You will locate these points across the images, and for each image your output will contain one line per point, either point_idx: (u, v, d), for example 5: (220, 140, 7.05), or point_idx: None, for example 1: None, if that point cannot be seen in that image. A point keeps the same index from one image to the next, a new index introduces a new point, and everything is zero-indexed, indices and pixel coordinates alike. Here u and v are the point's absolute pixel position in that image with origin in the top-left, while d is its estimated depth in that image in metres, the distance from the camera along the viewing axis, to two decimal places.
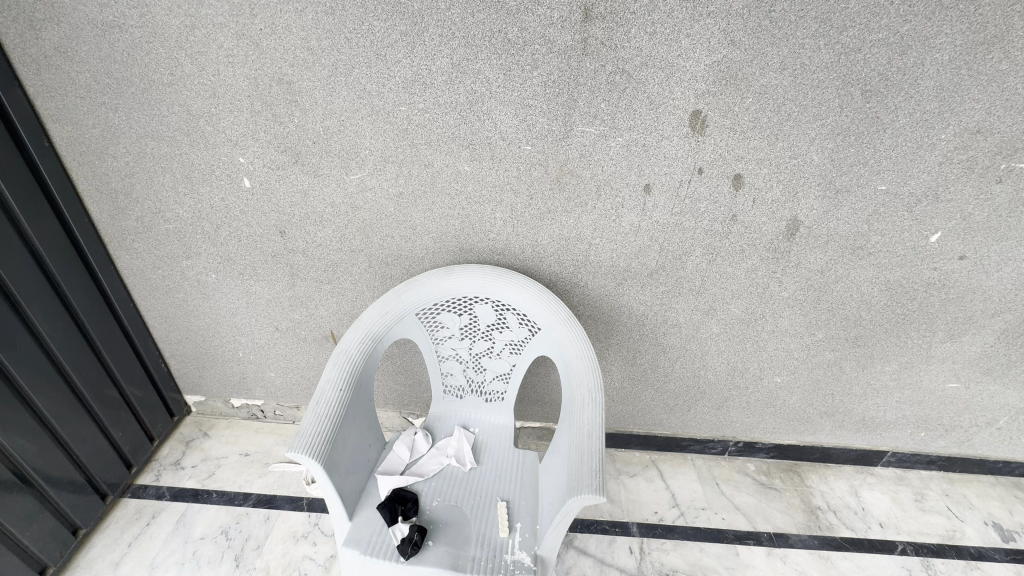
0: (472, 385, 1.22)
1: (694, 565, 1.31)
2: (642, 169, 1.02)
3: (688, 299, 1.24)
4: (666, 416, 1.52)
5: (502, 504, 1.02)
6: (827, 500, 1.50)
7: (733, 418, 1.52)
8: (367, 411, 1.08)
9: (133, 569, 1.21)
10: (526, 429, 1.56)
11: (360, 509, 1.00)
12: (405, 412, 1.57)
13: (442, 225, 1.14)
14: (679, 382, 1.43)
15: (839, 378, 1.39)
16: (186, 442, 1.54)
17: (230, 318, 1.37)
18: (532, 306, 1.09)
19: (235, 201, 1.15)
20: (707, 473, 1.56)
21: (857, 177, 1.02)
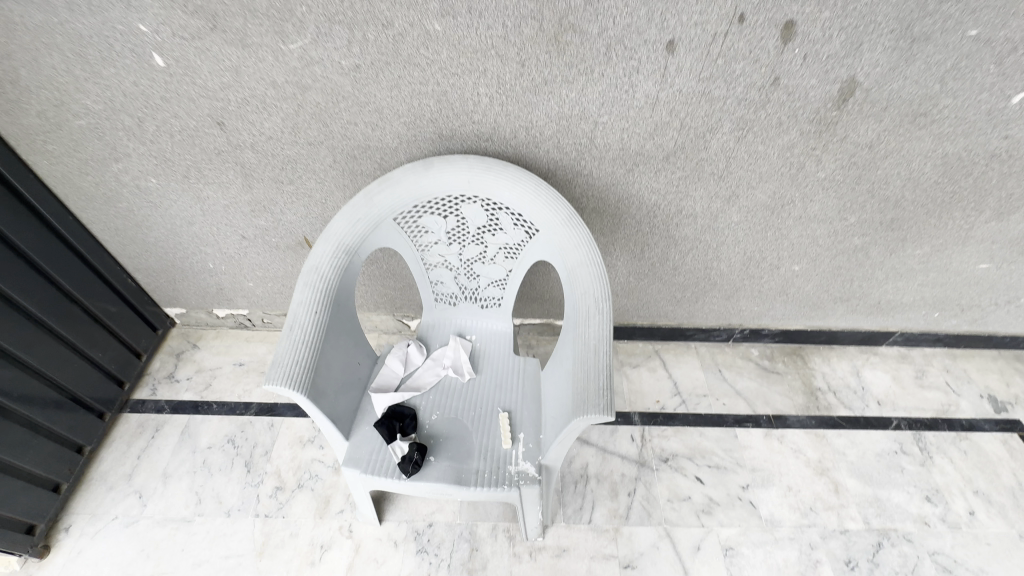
0: (466, 292, 1.12)
1: (693, 449, 1.34)
2: (665, 20, 0.79)
3: (708, 184, 1.07)
4: (672, 307, 1.45)
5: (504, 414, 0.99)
6: (828, 382, 1.50)
7: (742, 306, 1.44)
8: (352, 329, 0.98)
9: (147, 480, 1.25)
10: (525, 325, 1.50)
11: (357, 427, 0.96)
12: (398, 314, 1.49)
13: (414, 105, 0.92)
14: (688, 275, 1.33)
15: (862, 263, 1.28)
16: (176, 355, 1.49)
17: (188, 228, 1.22)
18: (529, 204, 0.93)
19: (151, 86, 0.91)
20: (710, 360, 1.54)
21: (944, 19, 0.79)
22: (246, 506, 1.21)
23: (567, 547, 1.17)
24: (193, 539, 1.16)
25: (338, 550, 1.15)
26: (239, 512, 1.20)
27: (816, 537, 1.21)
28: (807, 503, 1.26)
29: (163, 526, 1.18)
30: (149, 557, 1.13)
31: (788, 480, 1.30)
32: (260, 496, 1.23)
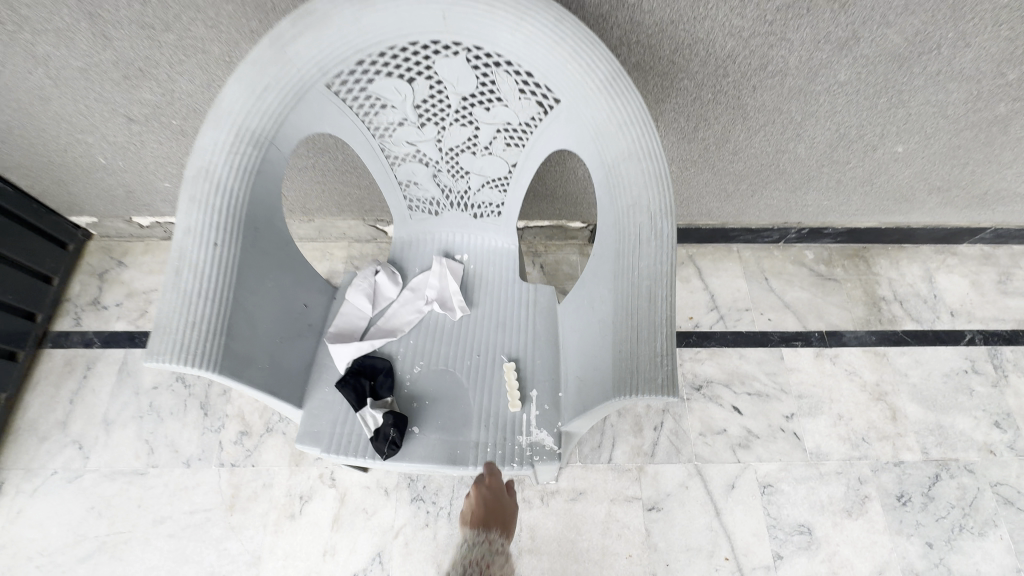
0: (451, 197, 0.79)
1: (731, 374, 1.14)
2: None
3: (819, 19, 0.69)
4: (719, 203, 1.13)
5: (510, 365, 0.74)
6: (894, 289, 1.25)
7: (808, 200, 1.13)
8: (289, 260, 0.68)
9: (86, 428, 1.05)
10: (531, 229, 1.19)
11: (312, 390, 0.71)
12: (369, 219, 1.17)
13: None
14: (751, 161, 0.99)
15: (992, 141, 0.94)
16: (99, 275, 1.21)
17: (45, 106, 0.84)
18: (544, 56, 0.58)
19: None
20: (755, 266, 1.27)
21: None
22: (208, 454, 1.03)
23: (584, 490, 1.02)
24: (150, 494, 1.00)
25: (320, 501, 1.00)
26: (201, 462, 1.02)
27: (867, 471, 1.06)
28: (859, 433, 1.09)
29: (112, 481, 1.01)
30: (102, 516, 0.98)
31: (840, 407, 1.12)
32: (224, 443, 1.04)
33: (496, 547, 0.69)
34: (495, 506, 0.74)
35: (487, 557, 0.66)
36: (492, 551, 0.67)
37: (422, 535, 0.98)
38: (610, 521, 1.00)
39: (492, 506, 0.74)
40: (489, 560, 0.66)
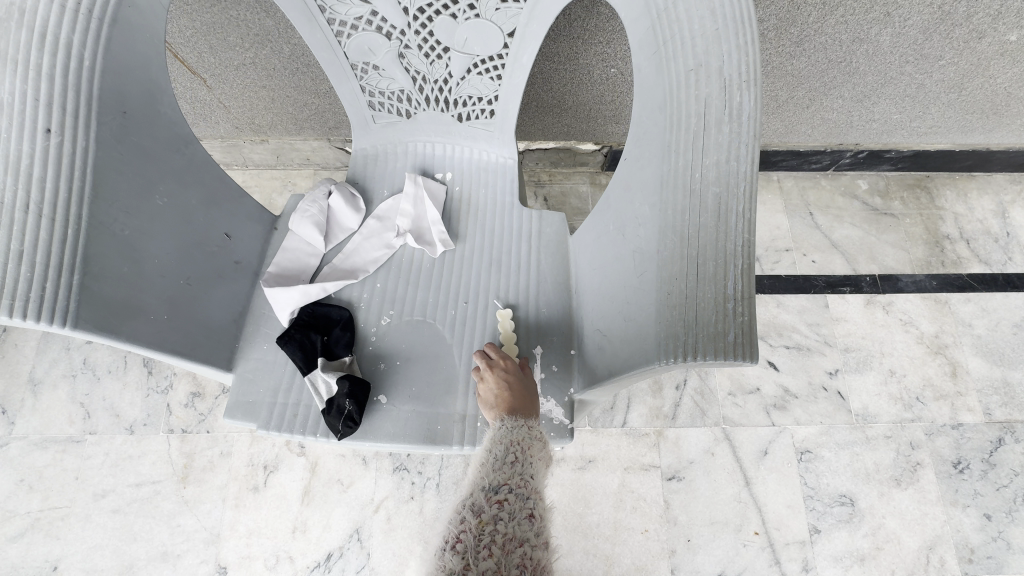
0: (424, 88, 0.58)
1: (767, 325, 0.97)
2: None
3: None
4: (764, 118, 0.92)
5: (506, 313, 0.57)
6: (960, 226, 1.06)
7: (875, 113, 0.91)
8: (195, 170, 0.49)
9: (9, 390, 0.89)
10: (533, 153, 0.98)
11: (245, 349, 0.54)
12: (336, 139, 0.96)
13: None
14: (816, 55, 0.77)
15: None
16: None
17: None
18: None
19: None
20: (798, 199, 1.07)
21: None
22: (155, 419, 0.88)
23: (594, 458, 0.88)
24: (89, 465, 0.86)
25: (288, 471, 0.86)
26: (146, 428, 0.88)
27: (920, 435, 0.92)
28: (913, 392, 0.94)
29: (43, 450, 0.86)
30: (34, 489, 0.84)
31: (892, 362, 0.96)
32: (172, 406, 0.89)
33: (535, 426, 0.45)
34: (525, 387, 0.49)
35: (529, 437, 0.43)
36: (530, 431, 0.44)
37: (406, 509, 0.84)
38: (624, 492, 0.87)
39: (521, 386, 0.48)
40: (531, 441, 0.43)
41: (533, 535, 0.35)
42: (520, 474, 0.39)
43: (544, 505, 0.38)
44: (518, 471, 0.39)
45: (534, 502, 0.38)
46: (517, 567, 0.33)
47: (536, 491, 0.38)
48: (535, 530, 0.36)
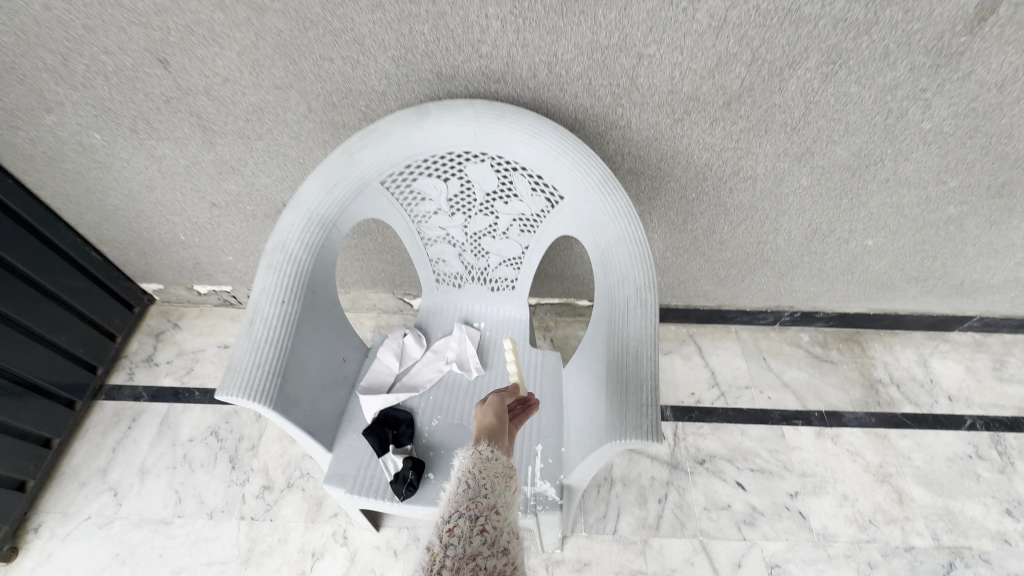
0: (473, 272, 0.93)
1: (733, 450, 1.18)
2: None
3: (777, 139, 0.85)
4: (713, 286, 1.26)
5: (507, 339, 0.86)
6: (890, 373, 1.31)
7: (795, 286, 1.24)
8: (334, 320, 0.81)
9: (122, 476, 1.12)
10: (542, 306, 1.32)
11: (342, 436, 0.80)
12: (398, 292, 1.31)
13: (402, 34, 0.71)
14: (737, 250, 1.12)
15: (952, 238, 1.06)
16: (155, 335, 1.35)
17: (150, 194, 1.04)
18: (550, 164, 0.74)
19: (67, 9, 0.71)
20: (752, 346, 1.35)
21: None
22: (231, 507, 1.09)
23: (589, 561, 1.03)
24: (171, 543, 1.04)
25: (331, 559, 1.03)
26: (223, 515, 1.08)
27: (877, 555, 1.05)
28: (865, 515, 1.10)
29: (138, 529, 1.06)
30: (124, 563, 1.02)
31: (845, 488, 1.13)
32: (246, 496, 1.10)
33: (487, 450, 0.58)
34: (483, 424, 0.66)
35: (478, 464, 0.56)
36: (483, 457, 0.57)
37: None
38: None
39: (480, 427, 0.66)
40: (481, 466, 0.56)
41: (480, 547, 0.47)
42: (469, 501, 0.52)
43: (494, 518, 0.51)
44: (468, 499, 0.52)
45: (483, 520, 0.50)
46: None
47: (484, 511, 0.51)
48: (484, 542, 0.48)
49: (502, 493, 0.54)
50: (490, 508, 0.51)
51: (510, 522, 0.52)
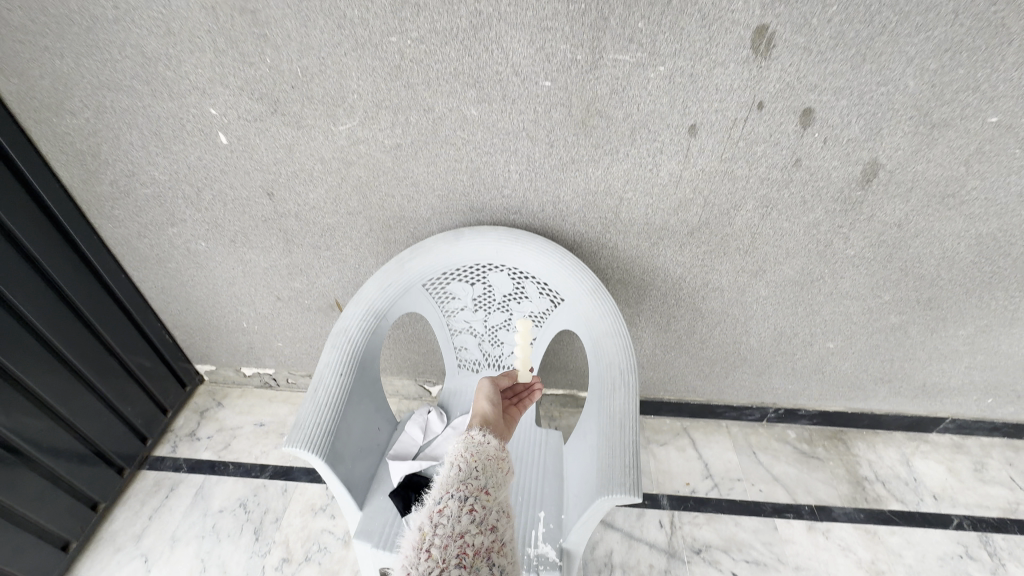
0: (489, 358, 1.12)
1: (728, 540, 1.24)
2: (688, 106, 0.84)
3: (734, 259, 1.07)
4: (701, 382, 1.41)
5: (527, 324, 0.88)
6: (875, 470, 1.39)
7: (775, 384, 1.39)
8: (375, 392, 0.98)
9: (154, 543, 1.21)
10: (548, 396, 1.47)
11: (371, 497, 0.92)
12: (420, 380, 1.48)
13: (447, 180, 0.98)
14: (717, 349, 1.30)
15: (902, 343, 1.23)
16: (200, 412, 1.51)
17: (229, 289, 1.28)
18: (554, 275, 0.96)
19: (213, 160, 1.00)
20: (743, 441, 1.46)
21: (962, 108, 0.81)
22: None
23: None
24: None
25: None
26: None
27: None
28: None
29: None
30: None
31: None
32: (266, 567, 1.17)
33: (477, 436, 0.74)
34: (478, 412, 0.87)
35: (471, 451, 0.71)
36: (474, 443, 0.73)
37: None
38: None
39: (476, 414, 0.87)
40: (473, 452, 0.71)
41: (469, 521, 0.61)
42: (460, 484, 0.66)
43: (481, 499, 0.65)
44: (459, 482, 0.66)
45: (472, 500, 0.64)
46: (458, 547, 0.58)
47: (473, 493, 0.65)
48: (471, 516, 0.62)
49: (489, 476, 0.69)
50: (477, 490, 0.66)
51: (495, 501, 0.67)
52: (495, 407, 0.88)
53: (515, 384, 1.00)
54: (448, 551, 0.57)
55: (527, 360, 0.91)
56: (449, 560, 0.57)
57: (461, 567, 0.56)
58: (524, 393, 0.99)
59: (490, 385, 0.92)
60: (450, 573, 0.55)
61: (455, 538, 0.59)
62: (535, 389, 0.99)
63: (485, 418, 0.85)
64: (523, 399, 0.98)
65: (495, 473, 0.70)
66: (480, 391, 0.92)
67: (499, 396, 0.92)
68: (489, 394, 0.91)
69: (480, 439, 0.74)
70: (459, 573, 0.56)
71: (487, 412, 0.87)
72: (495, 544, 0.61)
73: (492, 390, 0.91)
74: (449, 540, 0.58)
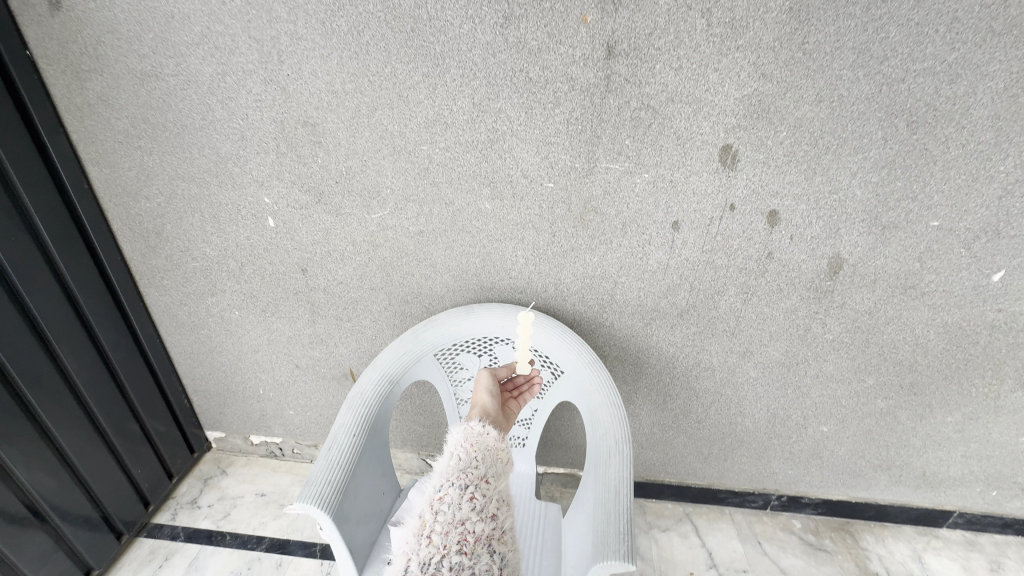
0: None
1: None
2: (670, 206, 0.99)
3: (722, 340, 1.16)
4: (700, 464, 1.42)
5: (529, 318, 0.96)
6: (886, 566, 1.34)
7: (775, 469, 1.40)
8: (383, 456, 1.03)
9: None
10: (549, 474, 1.48)
11: (371, 564, 0.93)
12: (423, 454, 1.50)
13: (462, 262, 1.12)
14: (713, 430, 1.34)
15: (894, 429, 1.26)
16: (204, 480, 1.52)
17: (252, 356, 1.37)
18: (555, 348, 1.05)
19: (259, 239, 1.15)
20: (747, 529, 1.43)
21: (906, 213, 0.95)
22: None
23: None
24: None
25: None
26: None
27: None
28: None
29: None
30: None
31: None
32: None
33: (477, 428, 0.84)
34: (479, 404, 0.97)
35: (471, 443, 0.81)
36: (474, 436, 0.83)
37: None
38: None
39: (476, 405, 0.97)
40: (473, 444, 0.81)
41: (469, 508, 0.71)
42: (460, 473, 0.76)
43: (481, 486, 0.75)
44: (459, 472, 0.76)
45: (472, 488, 0.74)
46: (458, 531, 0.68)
47: (473, 481, 0.75)
48: (472, 504, 0.72)
49: (488, 464, 0.79)
50: (477, 478, 0.76)
51: (494, 488, 0.76)
52: (493, 400, 0.98)
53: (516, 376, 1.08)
54: (449, 537, 0.68)
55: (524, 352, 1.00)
56: (450, 545, 0.67)
57: (462, 551, 0.66)
58: (525, 386, 1.06)
59: (490, 379, 1.01)
60: (451, 555, 0.65)
61: (455, 525, 0.69)
62: (534, 382, 1.06)
63: (484, 410, 0.95)
64: (522, 392, 1.06)
65: (494, 464, 0.80)
66: (480, 382, 1.01)
67: (496, 387, 1.01)
68: (488, 386, 1.00)
69: (479, 433, 0.83)
70: (459, 555, 0.66)
71: (486, 404, 0.97)
72: (494, 531, 0.71)
73: (491, 383, 1.00)
74: (450, 527, 0.69)
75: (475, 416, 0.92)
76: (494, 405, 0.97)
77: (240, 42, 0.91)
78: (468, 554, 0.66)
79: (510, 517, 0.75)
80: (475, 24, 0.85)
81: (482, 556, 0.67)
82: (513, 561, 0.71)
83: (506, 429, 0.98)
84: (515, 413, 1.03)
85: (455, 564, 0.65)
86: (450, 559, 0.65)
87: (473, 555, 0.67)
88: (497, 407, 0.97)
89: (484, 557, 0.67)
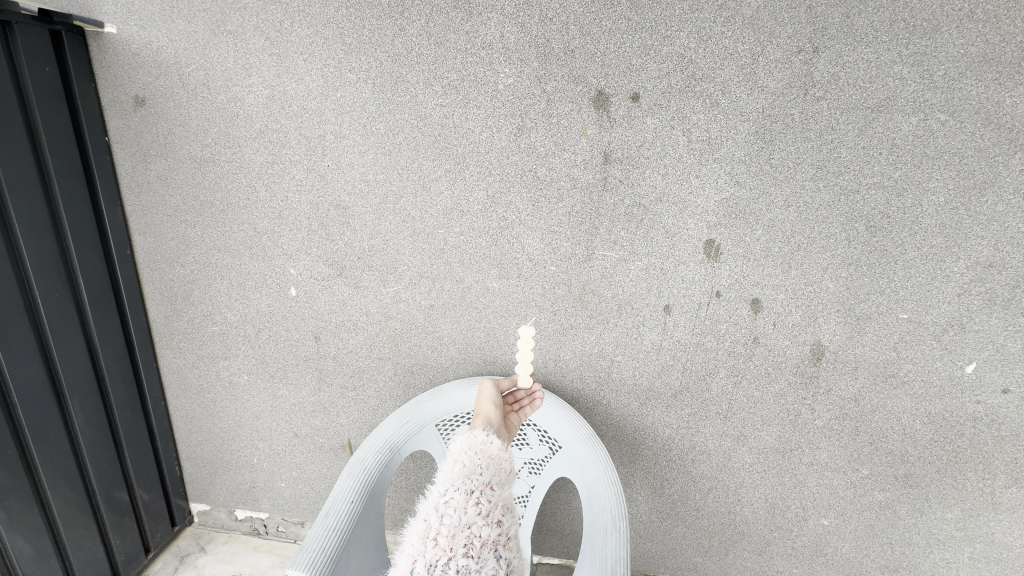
0: None
1: None
2: (662, 291, 1.08)
3: (716, 423, 1.20)
4: (701, 558, 1.37)
5: (530, 333, 1.07)
6: None
7: (779, 567, 1.34)
8: (377, 529, 1.01)
9: None
10: (544, 564, 1.41)
11: None
12: None
13: (468, 336, 1.19)
14: (712, 520, 1.31)
15: (895, 525, 1.23)
16: (180, 557, 1.44)
17: (252, 422, 1.38)
18: (553, 424, 1.09)
19: (279, 307, 1.23)
20: None
21: (876, 305, 1.04)
22: None
23: None
24: None
25: None
26: None
27: None
28: None
29: None
30: None
31: None
32: None
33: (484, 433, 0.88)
34: (483, 409, 1.00)
35: (476, 449, 0.84)
36: (482, 441, 0.86)
37: None
38: None
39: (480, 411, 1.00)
40: (478, 450, 0.84)
41: (475, 513, 0.75)
42: (467, 480, 0.80)
43: (487, 492, 0.79)
44: (465, 478, 0.80)
45: (478, 495, 0.78)
46: (464, 536, 0.73)
47: (479, 487, 0.79)
48: (478, 510, 0.76)
49: (494, 469, 0.83)
50: (483, 484, 0.80)
51: (500, 495, 0.80)
52: (497, 409, 1.00)
53: (516, 392, 1.11)
54: (455, 540, 0.72)
55: (527, 365, 1.08)
56: (457, 548, 0.71)
57: (469, 555, 0.71)
58: (525, 400, 1.09)
59: (492, 390, 1.05)
60: (457, 558, 0.70)
61: (462, 529, 0.73)
62: (535, 395, 1.09)
63: (487, 418, 0.97)
64: (523, 405, 1.08)
65: (499, 471, 0.83)
66: (482, 393, 1.05)
67: (500, 399, 1.04)
68: (492, 397, 1.03)
69: (485, 441, 0.86)
70: (465, 558, 0.70)
71: (490, 413, 0.99)
72: (499, 536, 0.75)
73: (494, 394, 1.04)
74: (457, 531, 0.73)
75: (480, 424, 0.94)
76: (498, 414, 0.99)
77: (291, 138, 1.07)
78: (474, 557, 0.71)
79: (515, 523, 0.80)
80: (492, 132, 1.01)
81: (489, 560, 0.71)
82: (517, 566, 0.76)
83: (510, 438, 0.99)
84: (516, 424, 1.04)
85: (461, 568, 0.70)
86: (456, 561, 0.70)
87: (479, 559, 0.71)
88: (501, 416, 0.99)
89: (490, 561, 0.71)
